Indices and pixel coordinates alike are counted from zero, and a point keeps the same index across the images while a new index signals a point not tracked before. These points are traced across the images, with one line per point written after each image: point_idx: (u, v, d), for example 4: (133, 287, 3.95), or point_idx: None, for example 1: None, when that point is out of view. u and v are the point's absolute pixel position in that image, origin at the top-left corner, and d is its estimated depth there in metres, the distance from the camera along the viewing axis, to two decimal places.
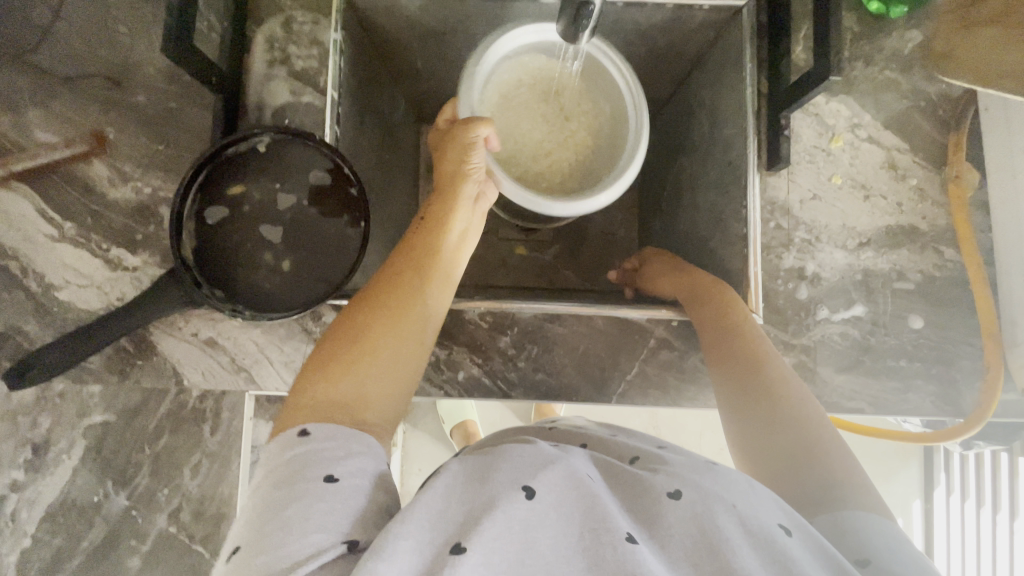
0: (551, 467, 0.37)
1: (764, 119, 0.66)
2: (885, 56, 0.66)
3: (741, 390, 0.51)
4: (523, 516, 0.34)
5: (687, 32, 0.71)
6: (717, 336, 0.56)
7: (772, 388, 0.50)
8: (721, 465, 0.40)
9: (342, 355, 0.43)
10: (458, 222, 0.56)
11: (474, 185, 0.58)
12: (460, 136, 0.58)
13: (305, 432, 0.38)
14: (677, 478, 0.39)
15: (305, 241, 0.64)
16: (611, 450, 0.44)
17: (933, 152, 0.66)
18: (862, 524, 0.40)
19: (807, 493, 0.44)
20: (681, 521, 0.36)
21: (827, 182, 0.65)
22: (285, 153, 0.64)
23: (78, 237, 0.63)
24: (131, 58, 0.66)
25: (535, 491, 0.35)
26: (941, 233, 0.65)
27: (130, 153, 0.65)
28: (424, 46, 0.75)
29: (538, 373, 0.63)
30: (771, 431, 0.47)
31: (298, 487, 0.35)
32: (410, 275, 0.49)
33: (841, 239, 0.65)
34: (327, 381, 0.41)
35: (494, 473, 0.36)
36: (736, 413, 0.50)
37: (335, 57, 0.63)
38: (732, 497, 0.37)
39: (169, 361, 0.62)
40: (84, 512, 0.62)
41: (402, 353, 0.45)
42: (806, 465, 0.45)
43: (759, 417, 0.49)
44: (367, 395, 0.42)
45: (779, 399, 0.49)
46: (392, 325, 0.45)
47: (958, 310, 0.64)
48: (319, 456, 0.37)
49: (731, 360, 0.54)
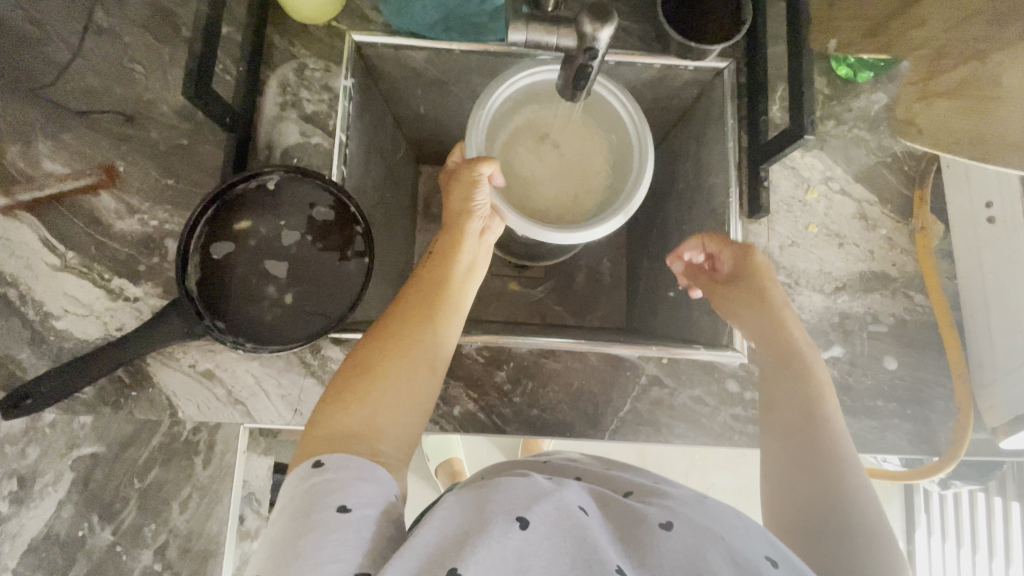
0: (545, 499, 0.38)
1: (745, 171, 0.70)
2: (854, 116, 0.72)
3: (797, 444, 0.50)
4: (519, 547, 0.35)
5: (673, 88, 0.77)
6: (782, 385, 0.55)
7: (828, 449, 0.49)
8: (711, 501, 0.42)
9: (357, 385, 0.45)
10: (466, 253, 0.59)
11: (480, 220, 0.62)
12: (465, 174, 0.61)
13: (319, 462, 0.39)
14: (669, 511, 0.40)
15: (310, 276, 0.66)
16: (606, 482, 0.46)
17: (900, 204, 0.71)
18: None
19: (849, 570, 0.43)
20: (673, 551, 0.37)
21: (805, 230, 0.70)
22: (294, 191, 0.66)
23: (81, 266, 0.64)
24: (145, 96, 0.69)
25: (529, 521, 0.37)
26: (911, 279, 0.69)
27: (139, 186, 0.66)
28: (427, 93, 0.79)
29: (534, 409, 0.65)
30: (814, 489, 0.47)
31: (311, 519, 0.35)
32: (418, 309, 0.52)
33: (819, 284, 0.69)
34: (343, 409, 0.43)
35: (489, 505, 0.37)
36: (783, 463, 0.50)
37: (344, 103, 0.68)
38: (722, 530, 0.39)
39: (164, 393, 0.62)
40: (67, 547, 0.60)
41: (413, 380, 0.47)
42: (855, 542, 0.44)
43: (823, 485, 0.47)
44: (380, 424, 0.43)
45: (828, 459, 0.48)
46: (404, 356, 0.47)
47: (930, 352, 0.68)
48: (330, 486, 0.37)
49: (785, 412, 0.53)
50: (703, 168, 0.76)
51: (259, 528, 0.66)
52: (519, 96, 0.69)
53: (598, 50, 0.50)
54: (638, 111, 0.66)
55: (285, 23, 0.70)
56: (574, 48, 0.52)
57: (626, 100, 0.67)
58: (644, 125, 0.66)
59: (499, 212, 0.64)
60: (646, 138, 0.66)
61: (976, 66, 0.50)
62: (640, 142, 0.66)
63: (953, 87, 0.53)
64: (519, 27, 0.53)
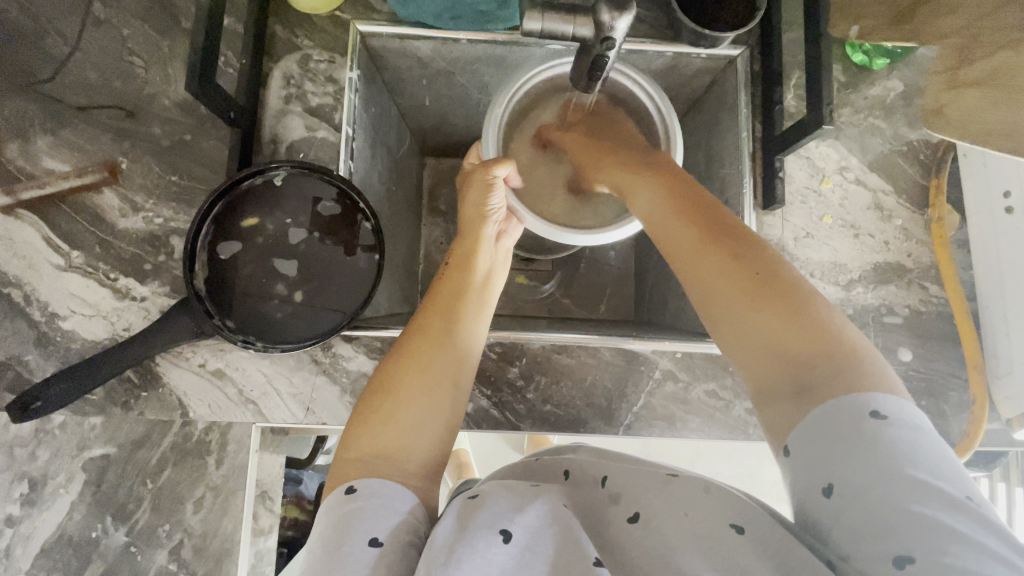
0: (528, 510, 0.40)
1: (760, 161, 0.69)
2: (869, 104, 0.71)
3: (734, 296, 0.43)
4: (504, 562, 0.37)
5: (685, 76, 0.75)
6: (686, 230, 0.47)
7: (761, 287, 0.42)
8: (679, 477, 0.42)
9: (382, 405, 0.45)
10: (482, 262, 0.60)
11: (494, 225, 0.62)
12: (479, 177, 0.61)
13: (352, 489, 0.41)
14: (637, 503, 0.42)
15: (319, 274, 0.65)
16: (586, 475, 0.46)
17: (916, 194, 0.70)
18: (841, 430, 0.36)
19: (805, 396, 0.38)
20: (637, 545, 0.40)
21: (819, 221, 0.69)
22: (301, 187, 0.65)
23: (86, 266, 0.63)
24: (146, 90, 0.67)
25: (512, 534, 0.38)
26: (925, 270, 0.68)
27: (142, 183, 0.65)
28: (433, 83, 0.78)
29: (547, 405, 0.64)
30: (763, 346, 0.41)
31: (342, 552, 0.37)
32: (439, 319, 0.53)
33: (833, 276, 0.68)
34: (369, 430, 0.44)
35: (473, 520, 0.39)
36: (730, 327, 0.43)
37: (352, 94, 0.66)
38: (685, 507, 0.40)
39: (175, 393, 0.62)
40: (80, 549, 0.60)
41: (439, 397, 0.47)
42: (798, 361, 0.39)
43: (745, 315, 0.42)
44: (407, 445, 0.44)
45: (756, 299, 0.42)
46: (427, 374, 0.48)
47: (946, 344, 0.67)
48: (362, 514, 0.39)
49: (699, 257, 0.45)
50: (716, 158, 0.74)
51: (273, 526, 0.65)
52: (540, 89, 0.68)
53: (615, 40, 0.49)
54: (663, 96, 0.64)
55: (287, 13, 0.68)
56: (592, 39, 0.50)
57: (648, 85, 0.65)
58: (672, 111, 0.64)
59: (515, 214, 0.65)
60: (673, 126, 0.64)
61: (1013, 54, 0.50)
62: (668, 133, 0.64)
63: (987, 75, 0.53)
64: (534, 16, 0.50)
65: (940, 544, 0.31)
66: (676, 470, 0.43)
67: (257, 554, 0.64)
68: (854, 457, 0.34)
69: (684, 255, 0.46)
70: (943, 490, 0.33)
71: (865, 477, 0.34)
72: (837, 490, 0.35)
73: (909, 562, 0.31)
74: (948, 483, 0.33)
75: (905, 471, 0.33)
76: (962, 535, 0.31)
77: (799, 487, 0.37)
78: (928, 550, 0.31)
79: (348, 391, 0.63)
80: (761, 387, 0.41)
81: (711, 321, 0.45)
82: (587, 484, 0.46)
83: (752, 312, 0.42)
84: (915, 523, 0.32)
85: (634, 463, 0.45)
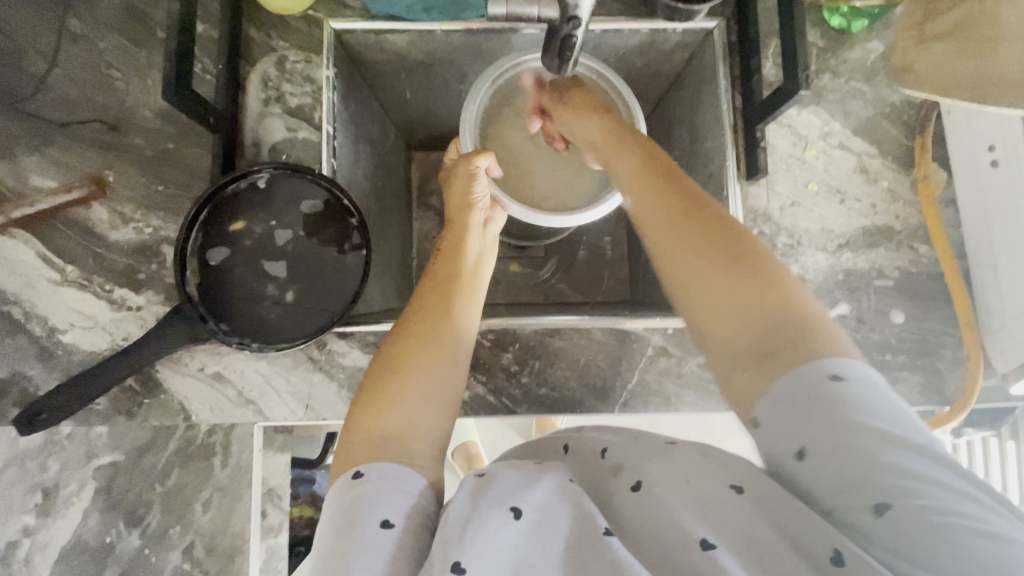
0: (535, 487, 0.40)
1: (741, 133, 0.69)
2: (850, 68, 0.70)
3: (706, 265, 0.43)
4: (516, 537, 0.37)
5: (664, 53, 0.75)
6: (655, 200, 0.48)
7: (729, 251, 0.43)
8: (677, 446, 0.43)
9: (387, 385, 0.46)
10: (472, 245, 0.61)
11: (481, 212, 0.64)
12: (462, 168, 0.64)
13: (359, 473, 0.41)
14: (638, 471, 0.42)
15: (309, 272, 0.66)
16: (588, 447, 0.47)
17: (901, 155, 0.69)
18: (805, 386, 0.36)
19: (768, 359, 0.38)
20: (644, 514, 0.39)
21: (804, 188, 0.69)
22: (284, 187, 0.66)
23: (81, 279, 0.64)
24: (128, 102, 0.68)
25: (522, 511, 0.38)
26: (914, 231, 0.68)
27: (130, 195, 0.66)
28: (412, 76, 0.78)
29: (542, 388, 0.65)
30: (738, 314, 0.41)
31: (356, 535, 0.38)
32: (438, 301, 0.54)
33: (821, 242, 0.68)
34: (376, 413, 0.44)
35: (483, 497, 0.39)
36: (703, 295, 0.43)
37: (330, 92, 0.67)
38: (687, 471, 0.40)
39: (176, 398, 0.63)
40: (95, 554, 0.61)
41: (441, 374, 0.48)
42: (766, 327, 0.40)
43: (714, 287, 0.43)
44: (413, 424, 0.44)
45: (728, 267, 0.42)
46: (431, 354, 0.48)
47: (938, 303, 0.67)
48: (372, 497, 0.40)
49: (663, 225, 0.46)
50: (699, 133, 0.74)
51: (282, 522, 0.66)
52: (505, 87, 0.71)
53: (581, 19, 0.48)
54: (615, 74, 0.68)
55: (260, 15, 0.69)
56: (557, 18, 0.50)
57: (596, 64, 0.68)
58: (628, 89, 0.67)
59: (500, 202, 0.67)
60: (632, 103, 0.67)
61: (976, 6, 0.52)
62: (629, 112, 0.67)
63: (949, 29, 0.54)
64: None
65: (910, 488, 0.32)
66: (673, 438, 0.44)
67: (269, 549, 0.66)
68: (823, 420, 0.35)
69: (657, 217, 0.47)
70: (901, 435, 0.34)
71: (833, 435, 0.34)
72: (810, 452, 0.35)
73: (887, 510, 0.32)
74: (902, 426, 0.34)
75: (873, 426, 0.34)
76: (929, 477, 0.33)
77: (771, 449, 0.37)
78: (903, 495, 0.32)
79: (345, 386, 0.64)
80: (729, 357, 0.41)
81: (680, 290, 0.45)
82: (590, 460, 0.46)
83: (722, 284, 0.42)
84: (884, 473, 0.33)
85: (633, 436, 0.46)
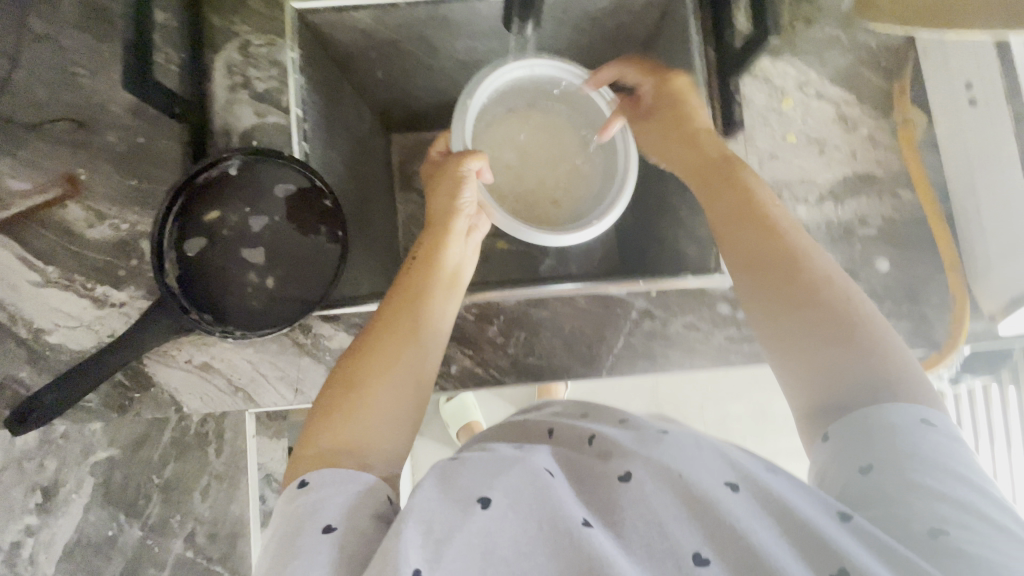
0: (506, 472, 0.38)
1: (716, 89, 0.68)
2: (825, 14, 0.69)
3: (794, 300, 0.45)
4: (483, 528, 0.35)
5: (635, 12, 0.73)
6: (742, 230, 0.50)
7: (817, 287, 0.45)
8: (671, 434, 0.42)
9: (342, 400, 0.44)
10: (453, 255, 0.59)
11: (465, 219, 0.63)
12: (453, 171, 0.65)
13: (305, 482, 0.39)
14: (628, 460, 0.40)
15: (289, 258, 0.66)
16: (575, 432, 0.45)
17: (880, 101, 0.68)
18: (887, 418, 0.40)
19: (849, 406, 0.42)
20: (632, 505, 0.37)
21: (783, 141, 0.68)
22: (256, 174, 0.65)
23: (63, 279, 0.64)
24: (95, 98, 0.67)
25: (490, 500, 0.36)
26: (896, 176, 0.67)
27: (104, 192, 0.66)
28: (381, 54, 0.77)
29: (530, 357, 0.65)
30: (830, 350, 0.43)
31: (298, 543, 0.36)
32: (405, 313, 0.51)
33: (802, 194, 0.67)
34: (330, 425, 0.43)
35: (450, 490, 0.37)
36: (787, 324, 0.45)
37: (296, 75, 0.66)
38: (681, 466, 0.38)
39: (166, 390, 0.63)
40: (99, 548, 0.62)
41: (402, 392, 0.46)
42: (846, 366, 0.42)
43: (791, 321, 0.45)
44: (366, 441, 0.42)
45: (822, 311, 0.44)
46: (390, 370, 0.46)
47: (923, 248, 0.66)
48: (318, 503, 0.38)
49: (760, 261, 0.48)
50: None
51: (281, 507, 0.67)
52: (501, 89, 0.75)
53: None
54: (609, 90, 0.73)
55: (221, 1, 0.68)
56: None
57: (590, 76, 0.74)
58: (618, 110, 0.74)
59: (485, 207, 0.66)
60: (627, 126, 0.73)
61: None
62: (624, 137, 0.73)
63: None
64: None
65: (964, 518, 0.35)
66: (666, 428, 0.43)
67: None
68: (902, 446, 0.39)
69: (752, 243, 0.49)
70: (963, 473, 0.38)
71: (905, 458, 0.38)
72: (877, 469, 0.39)
73: (941, 534, 0.35)
74: (961, 467, 0.38)
75: (941, 462, 0.38)
76: (980, 512, 0.36)
77: (836, 463, 0.41)
78: (957, 521, 0.35)
79: None
80: (803, 389, 0.44)
81: (764, 320, 0.47)
82: (576, 445, 0.44)
83: (805, 323, 0.44)
84: (943, 500, 0.36)
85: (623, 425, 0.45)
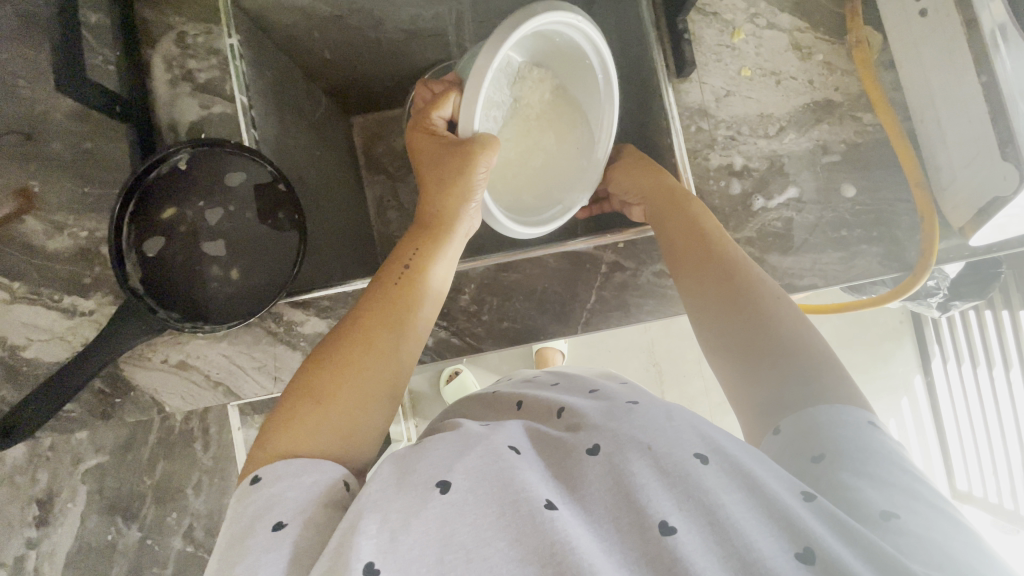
0: (469, 454, 0.38)
1: (665, 30, 0.67)
2: None
3: (735, 305, 0.48)
4: (442, 512, 0.34)
5: None
6: (694, 251, 0.54)
7: (759, 302, 0.48)
8: (640, 407, 0.41)
9: (303, 409, 0.42)
10: (442, 266, 0.55)
11: (468, 223, 0.58)
12: (459, 164, 0.56)
13: (256, 480, 0.39)
14: (596, 432, 0.39)
15: (250, 247, 0.65)
16: (543, 406, 0.46)
17: (833, 24, 0.67)
18: (827, 418, 0.41)
19: (788, 397, 0.43)
20: (599, 477, 0.37)
21: (738, 76, 0.67)
22: (206, 167, 0.64)
23: (29, 294, 0.64)
24: (38, 108, 0.66)
25: (449, 484, 0.36)
26: (856, 99, 0.66)
27: (59, 202, 0.65)
28: (324, 32, 0.75)
29: (504, 322, 0.65)
30: (769, 350, 0.45)
31: (245, 544, 0.35)
32: (385, 330, 0.47)
33: (762, 129, 0.66)
34: (288, 429, 0.41)
35: (410, 476, 0.37)
36: (729, 325, 0.48)
37: (236, 61, 0.65)
38: (649, 437, 0.38)
39: (147, 392, 0.62)
40: (102, 552, 0.65)
41: (372, 408, 0.44)
42: (784, 364, 0.44)
43: (734, 322, 0.47)
44: (326, 449, 0.41)
45: (761, 312, 0.47)
46: (362, 388, 0.44)
47: (887, 170, 0.65)
48: (267, 502, 0.37)
49: (703, 270, 0.52)
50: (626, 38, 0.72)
51: None
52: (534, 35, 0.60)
53: None
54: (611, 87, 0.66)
55: None
56: None
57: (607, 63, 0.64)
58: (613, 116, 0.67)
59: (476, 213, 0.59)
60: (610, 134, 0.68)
61: None
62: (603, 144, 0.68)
63: None
64: None
65: (913, 504, 0.35)
66: (637, 398, 0.44)
67: None
68: (854, 445, 0.39)
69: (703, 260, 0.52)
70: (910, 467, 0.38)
71: (855, 450, 0.39)
72: (827, 458, 0.39)
73: (892, 516, 0.35)
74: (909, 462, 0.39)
75: (892, 458, 0.38)
76: (930, 500, 0.35)
77: (788, 456, 0.41)
78: (910, 509, 0.35)
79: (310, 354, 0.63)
80: (740, 381, 0.46)
81: (701, 317, 0.50)
82: (545, 415, 0.45)
83: (743, 323, 0.47)
84: (896, 490, 0.36)
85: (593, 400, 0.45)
